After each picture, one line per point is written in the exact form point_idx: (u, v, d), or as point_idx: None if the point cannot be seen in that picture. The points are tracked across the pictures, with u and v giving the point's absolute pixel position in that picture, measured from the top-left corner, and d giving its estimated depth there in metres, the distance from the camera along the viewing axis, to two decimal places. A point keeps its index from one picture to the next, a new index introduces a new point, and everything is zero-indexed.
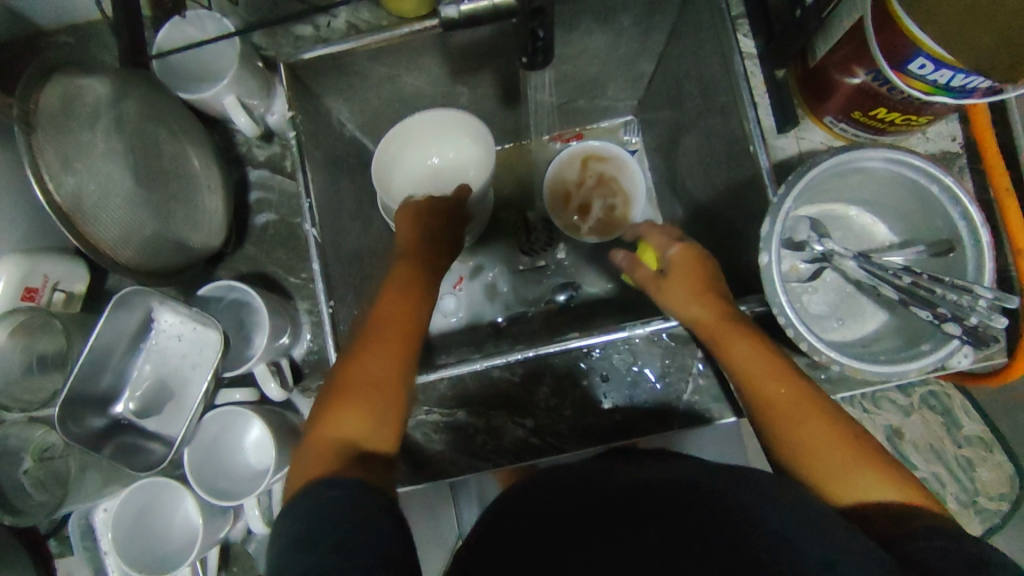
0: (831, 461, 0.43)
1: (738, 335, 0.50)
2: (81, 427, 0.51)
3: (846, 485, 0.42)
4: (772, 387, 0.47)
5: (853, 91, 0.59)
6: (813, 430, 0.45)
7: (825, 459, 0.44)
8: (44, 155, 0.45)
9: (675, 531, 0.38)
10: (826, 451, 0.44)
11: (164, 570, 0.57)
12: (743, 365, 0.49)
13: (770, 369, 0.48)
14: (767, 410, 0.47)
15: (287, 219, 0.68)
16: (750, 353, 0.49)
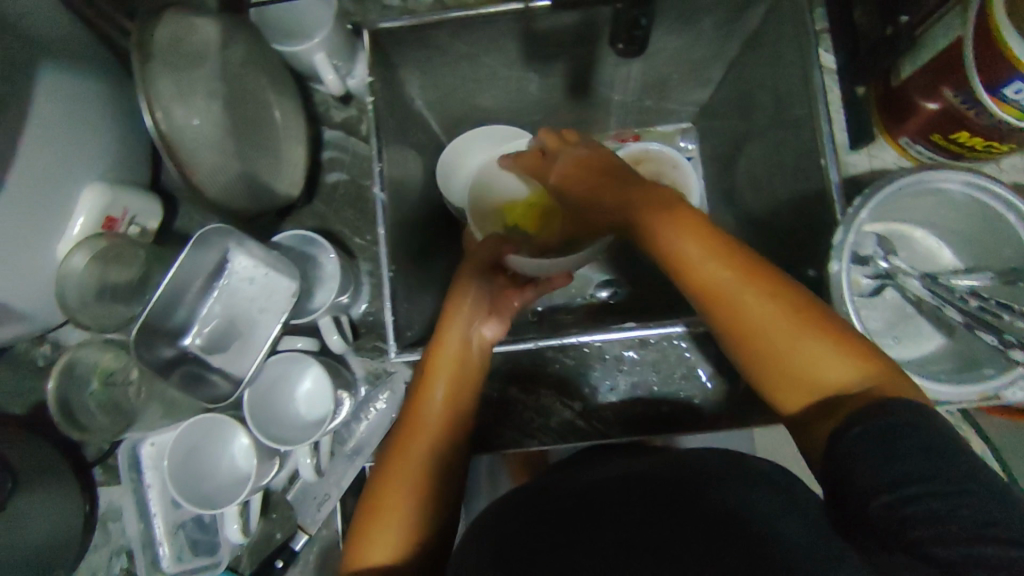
0: (781, 368, 0.39)
1: (719, 264, 0.41)
2: (152, 355, 0.53)
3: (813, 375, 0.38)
4: (745, 311, 0.40)
5: (934, 114, 0.60)
6: (788, 337, 0.39)
7: (774, 362, 0.39)
8: (155, 87, 0.45)
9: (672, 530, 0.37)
10: (781, 357, 0.39)
11: (211, 506, 0.58)
12: (716, 286, 0.40)
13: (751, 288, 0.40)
14: (726, 326, 0.40)
15: (357, 181, 0.70)
16: (723, 273, 0.40)
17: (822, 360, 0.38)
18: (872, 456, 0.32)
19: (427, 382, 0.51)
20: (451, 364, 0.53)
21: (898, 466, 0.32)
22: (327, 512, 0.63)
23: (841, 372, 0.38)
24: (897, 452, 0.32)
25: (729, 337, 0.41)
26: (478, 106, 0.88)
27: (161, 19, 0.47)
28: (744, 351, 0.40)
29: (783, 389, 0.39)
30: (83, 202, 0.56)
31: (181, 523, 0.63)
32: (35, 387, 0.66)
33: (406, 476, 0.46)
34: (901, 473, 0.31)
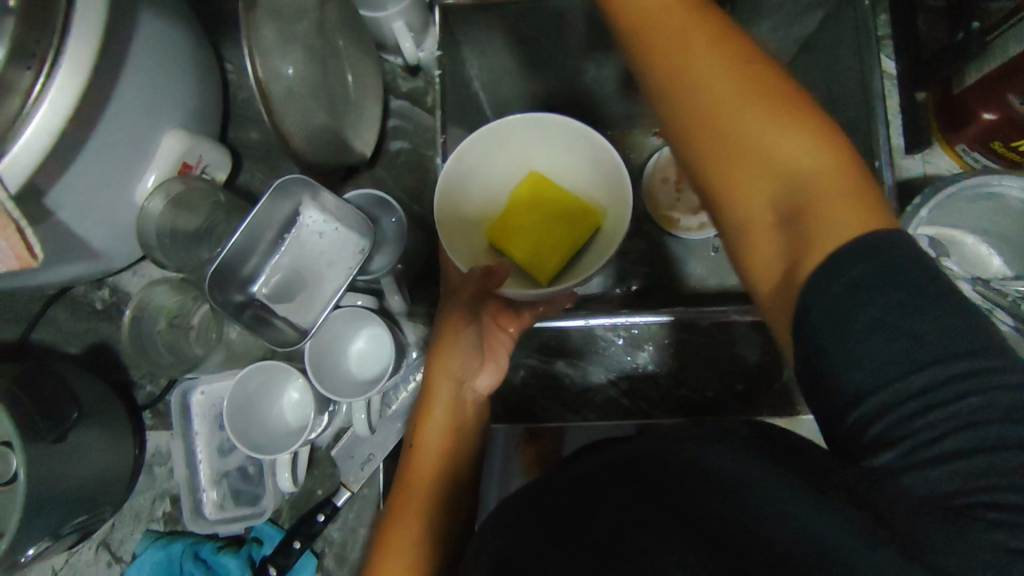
0: (742, 175, 0.34)
1: (714, 57, 0.35)
2: (224, 297, 0.55)
3: (759, 184, 0.33)
4: (711, 102, 0.34)
5: (991, 123, 0.62)
6: (739, 127, 0.33)
7: (729, 163, 0.34)
8: (258, 36, 0.47)
9: (662, 524, 0.27)
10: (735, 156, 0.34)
11: (263, 453, 0.59)
12: (691, 69, 0.35)
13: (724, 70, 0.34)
14: (687, 117, 0.35)
15: (419, 150, 0.71)
16: (706, 61, 0.35)
17: (790, 156, 0.32)
18: (854, 344, 0.27)
19: (415, 452, 0.47)
20: (441, 433, 0.47)
21: (876, 342, 0.26)
22: (369, 472, 0.63)
23: (810, 174, 0.31)
24: (879, 337, 0.26)
25: (678, 131, 0.36)
26: None
27: None
28: (709, 165, 0.35)
29: (736, 204, 0.34)
30: (162, 148, 0.57)
31: (225, 472, 0.64)
32: (91, 329, 0.67)
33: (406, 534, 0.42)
34: (878, 362, 0.26)
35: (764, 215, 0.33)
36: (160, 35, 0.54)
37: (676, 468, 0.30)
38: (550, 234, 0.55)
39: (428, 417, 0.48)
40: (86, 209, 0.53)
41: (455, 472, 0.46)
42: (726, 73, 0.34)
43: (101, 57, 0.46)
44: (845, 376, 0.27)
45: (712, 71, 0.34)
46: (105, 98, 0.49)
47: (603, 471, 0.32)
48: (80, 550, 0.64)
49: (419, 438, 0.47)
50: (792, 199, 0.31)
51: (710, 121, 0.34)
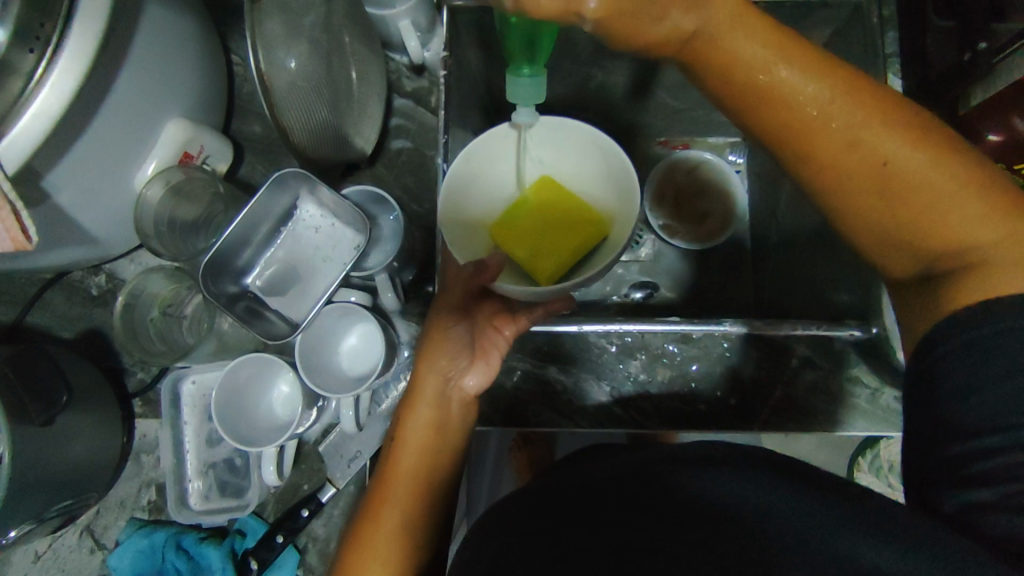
0: (936, 231, 0.37)
1: (857, 117, 0.37)
2: (217, 288, 0.55)
3: (958, 235, 0.36)
4: (858, 166, 0.38)
5: (999, 145, 0.63)
6: (926, 192, 0.37)
7: (912, 222, 0.38)
8: (263, 30, 0.47)
9: (672, 544, 0.29)
10: (927, 222, 0.37)
11: (250, 445, 0.59)
12: (822, 140, 0.38)
13: (896, 136, 0.37)
14: (832, 176, 0.39)
15: (421, 150, 0.71)
16: (856, 120, 0.37)
17: (958, 216, 0.36)
18: (980, 388, 0.32)
19: (396, 452, 0.46)
20: (426, 431, 0.47)
21: (1002, 389, 0.31)
22: (356, 469, 0.63)
23: (993, 231, 0.36)
24: (1008, 387, 0.31)
25: (828, 182, 0.39)
26: None
27: None
28: (867, 218, 0.39)
29: (905, 257, 0.39)
30: (165, 135, 0.57)
31: (212, 463, 0.63)
32: (85, 314, 0.67)
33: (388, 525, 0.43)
34: (1010, 409, 0.31)
35: (909, 258, 0.39)
36: (166, 25, 0.54)
37: (674, 492, 0.31)
38: (555, 239, 0.55)
39: (410, 417, 0.47)
40: (83, 194, 0.53)
41: (437, 475, 0.46)
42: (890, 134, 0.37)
43: (105, 44, 0.46)
44: (971, 412, 0.32)
45: (886, 138, 0.37)
46: (109, 85, 0.49)
47: (599, 491, 0.33)
48: (62, 535, 0.63)
49: (400, 440, 0.47)
50: (979, 250, 0.36)
51: (891, 186, 0.37)
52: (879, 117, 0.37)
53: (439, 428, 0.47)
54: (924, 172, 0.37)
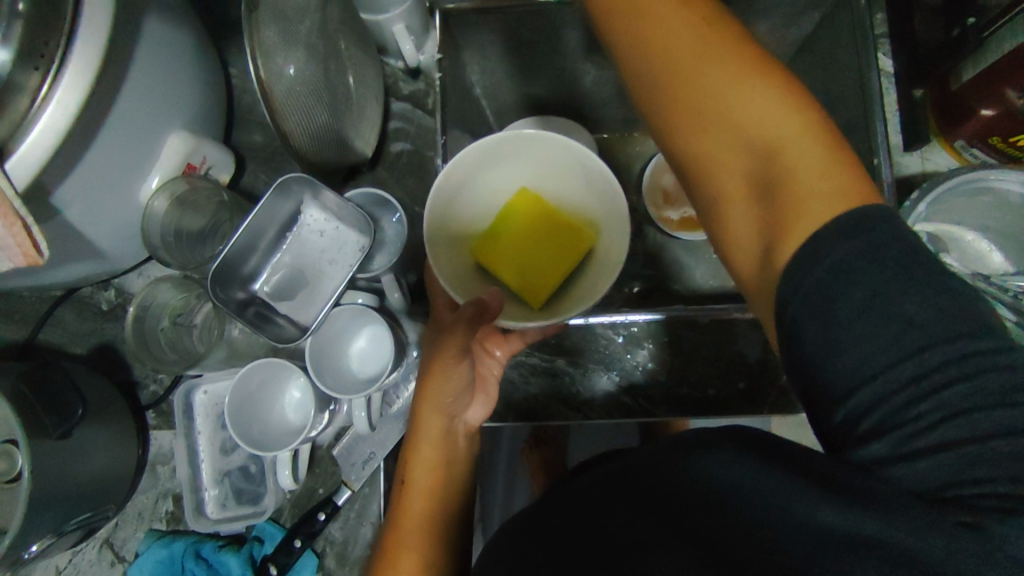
0: (754, 156, 0.32)
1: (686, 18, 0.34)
2: (226, 294, 0.55)
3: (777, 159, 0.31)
4: (686, 69, 0.33)
5: (991, 118, 0.62)
6: (742, 109, 0.32)
7: (733, 172, 0.33)
8: (261, 37, 0.48)
9: (661, 535, 0.29)
10: (744, 169, 0.32)
11: (264, 450, 0.59)
12: (666, 40, 0.34)
13: (727, 69, 0.33)
14: (659, 87, 0.35)
15: (420, 152, 0.72)
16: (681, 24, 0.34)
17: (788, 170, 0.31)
18: (838, 341, 0.27)
19: (407, 488, 0.47)
20: (434, 454, 0.48)
21: (855, 335, 0.27)
22: (371, 471, 0.63)
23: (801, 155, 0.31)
24: (865, 329, 0.27)
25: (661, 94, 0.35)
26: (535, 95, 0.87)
27: None
28: (700, 176, 0.35)
29: (739, 216, 0.33)
30: (168, 147, 0.58)
31: (228, 471, 0.64)
32: (97, 328, 0.68)
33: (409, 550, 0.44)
34: (864, 357, 0.27)
35: (753, 217, 0.32)
36: (165, 38, 0.55)
37: (676, 480, 0.30)
38: (545, 258, 0.55)
39: (412, 460, 0.48)
40: (90, 208, 0.54)
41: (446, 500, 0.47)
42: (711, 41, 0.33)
43: (108, 58, 0.47)
44: (837, 372, 0.28)
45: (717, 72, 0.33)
46: (112, 99, 0.50)
47: (615, 482, 0.34)
48: (83, 550, 0.64)
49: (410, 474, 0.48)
50: (791, 174, 0.31)
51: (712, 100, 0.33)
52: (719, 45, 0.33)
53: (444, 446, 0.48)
54: (751, 117, 0.32)
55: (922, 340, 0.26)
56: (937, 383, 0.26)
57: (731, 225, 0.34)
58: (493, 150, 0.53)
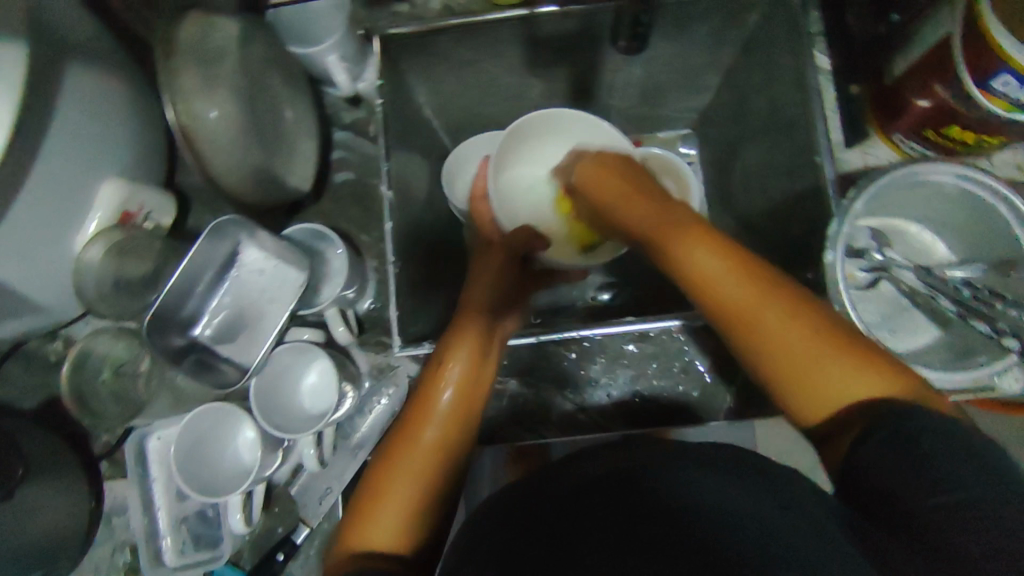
0: (811, 381, 0.38)
1: (724, 268, 0.41)
2: (163, 342, 0.55)
3: (828, 386, 0.38)
4: (742, 310, 0.40)
5: (926, 111, 0.61)
6: (822, 361, 0.38)
7: (796, 371, 0.38)
8: (177, 80, 0.48)
9: (650, 530, 0.33)
10: (804, 371, 0.38)
11: (214, 494, 0.60)
12: (716, 296, 0.40)
13: (777, 311, 0.39)
14: (729, 326, 0.40)
15: (364, 180, 0.71)
16: (715, 274, 0.41)
17: (849, 371, 0.37)
18: (910, 455, 0.33)
19: (425, 400, 0.46)
20: (459, 385, 0.47)
21: (924, 472, 0.32)
22: (329, 506, 0.64)
23: (856, 385, 0.37)
24: (938, 448, 0.32)
25: (727, 330, 0.41)
26: (483, 112, 0.87)
27: (186, 19, 0.49)
28: (755, 368, 0.40)
29: (812, 404, 0.38)
30: (101, 196, 0.57)
31: (184, 517, 0.63)
32: (47, 381, 0.67)
33: (404, 477, 0.42)
34: (927, 477, 0.32)
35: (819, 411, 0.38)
36: (90, 89, 0.54)
37: (664, 490, 0.35)
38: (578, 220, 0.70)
39: (446, 365, 0.48)
40: (20, 266, 0.53)
41: (477, 403, 0.47)
42: (729, 268, 0.41)
43: (21, 116, 0.46)
44: (907, 472, 0.32)
45: (746, 297, 0.39)
46: (32, 155, 0.49)
47: (594, 494, 0.36)
48: None
49: (430, 389, 0.47)
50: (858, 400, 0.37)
51: (769, 339, 0.39)
52: (745, 281, 0.40)
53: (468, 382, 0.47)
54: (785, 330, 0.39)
55: (985, 477, 0.31)
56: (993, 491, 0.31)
57: (802, 406, 0.39)
58: (522, 129, 0.70)
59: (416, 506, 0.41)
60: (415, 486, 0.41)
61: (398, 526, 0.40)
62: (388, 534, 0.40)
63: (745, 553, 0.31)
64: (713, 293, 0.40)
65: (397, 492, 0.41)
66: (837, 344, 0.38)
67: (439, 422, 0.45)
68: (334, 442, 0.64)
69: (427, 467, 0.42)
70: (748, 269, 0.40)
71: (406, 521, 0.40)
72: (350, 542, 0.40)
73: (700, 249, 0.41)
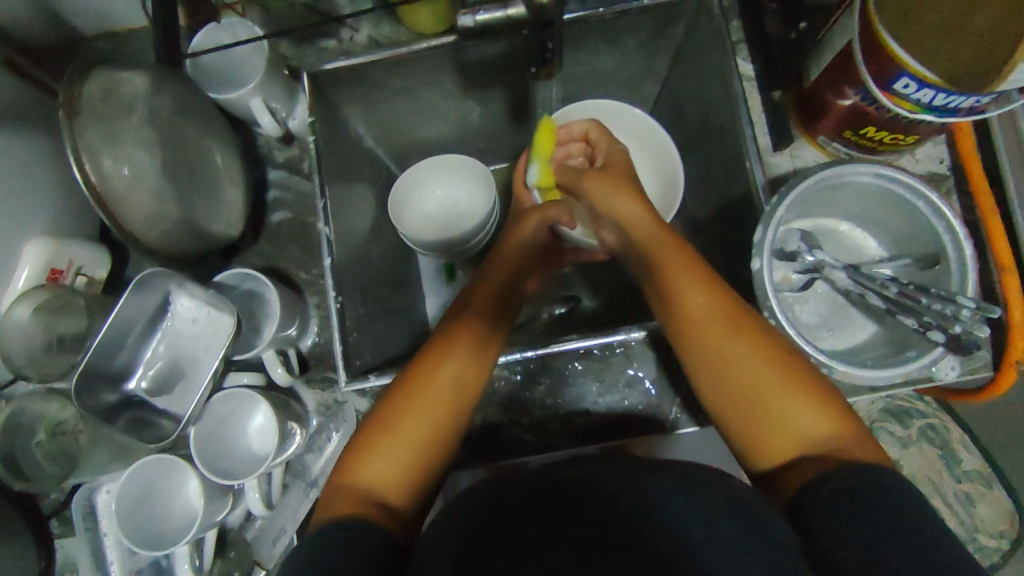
0: (780, 423, 0.48)
1: (707, 295, 0.52)
2: (94, 401, 0.56)
3: (796, 424, 0.47)
4: (730, 350, 0.50)
5: (847, 110, 0.62)
6: (767, 394, 0.48)
7: (756, 416, 0.49)
8: (85, 139, 0.49)
9: (627, 540, 0.42)
10: (772, 415, 0.48)
11: (161, 546, 0.60)
12: (700, 327, 0.52)
13: (751, 353, 0.50)
14: (717, 369, 0.50)
15: (301, 218, 0.71)
16: (689, 288, 0.52)
17: (809, 420, 0.47)
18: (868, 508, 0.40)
19: (429, 376, 0.54)
20: (463, 368, 0.55)
21: (855, 522, 0.40)
22: (283, 547, 0.63)
23: (818, 423, 0.47)
24: (891, 515, 0.39)
25: (711, 374, 0.51)
26: (424, 138, 0.87)
27: (89, 77, 0.51)
28: (726, 410, 0.50)
29: (775, 445, 0.48)
30: (26, 255, 0.58)
31: (138, 570, 0.63)
32: None
33: (409, 429, 0.52)
34: (854, 527, 0.40)
35: (784, 447, 0.47)
36: None
37: (634, 505, 0.44)
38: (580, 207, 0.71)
39: (450, 347, 0.56)
40: None
41: (473, 389, 0.55)
42: (724, 317, 0.51)
43: None
44: (862, 519, 0.40)
45: (726, 332, 0.51)
46: None
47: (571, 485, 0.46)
48: None
49: (434, 369, 0.55)
50: (812, 445, 0.47)
51: (744, 377, 0.49)
52: (732, 329, 0.51)
53: (474, 372, 0.55)
54: (771, 381, 0.49)
55: (913, 544, 0.38)
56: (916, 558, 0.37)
57: (760, 450, 0.48)
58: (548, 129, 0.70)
59: (409, 460, 0.51)
60: (418, 444, 0.51)
61: (395, 470, 0.50)
62: (386, 472, 0.50)
63: (682, 540, 0.41)
64: (691, 312, 0.52)
65: (400, 442, 0.51)
66: (799, 395, 0.48)
67: (441, 395, 0.53)
68: (286, 481, 0.64)
69: (423, 429, 0.52)
70: (741, 316, 0.51)
71: (403, 468, 0.51)
72: (357, 475, 0.50)
73: (691, 292, 0.52)
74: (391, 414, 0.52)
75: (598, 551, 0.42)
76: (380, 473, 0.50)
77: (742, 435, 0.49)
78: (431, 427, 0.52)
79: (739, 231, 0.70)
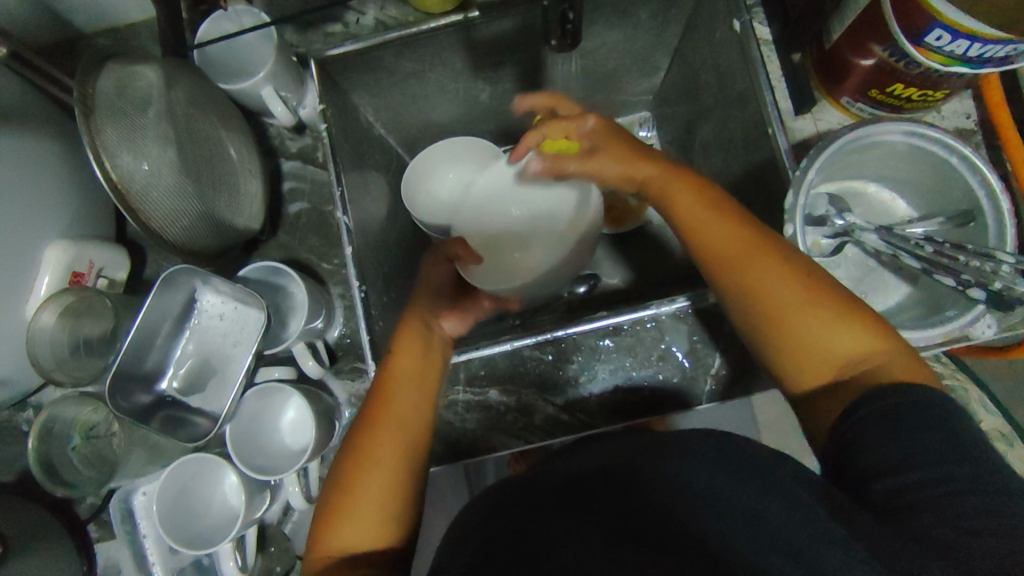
0: (812, 344, 0.46)
1: (723, 229, 0.51)
2: (128, 402, 0.56)
3: (833, 347, 0.45)
4: (762, 270, 0.49)
5: (872, 69, 0.60)
6: (799, 320, 0.46)
7: (797, 341, 0.47)
8: (101, 136, 0.48)
9: (644, 520, 0.40)
10: (816, 340, 0.46)
11: (203, 544, 0.60)
12: (709, 242, 0.52)
13: (780, 277, 0.48)
14: (747, 293, 0.49)
15: (319, 208, 0.70)
16: (716, 222, 0.52)
17: (847, 338, 0.45)
18: (911, 438, 0.38)
19: (382, 411, 0.51)
20: (407, 400, 0.52)
21: (896, 451, 0.38)
22: None
23: (857, 347, 0.45)
24: (929, 436, 0.37)
25: (740, 296, 0.49)
26: (433, 120, 0.85)
27: (103, 72, 0.50)
28: (763, 334, 0.48)
29: (813, 366, 0.46)
30: (47, 259, 0.56)
31: (180, 569, 0.63)
32: (17, 455, 0.65)
33: (375, 477, 0.48)
34: (898, 458, 0.38)
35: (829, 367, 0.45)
36: (19, 154, 0.53)
37: (651, 485, 0.42)
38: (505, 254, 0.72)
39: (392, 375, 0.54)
40: None
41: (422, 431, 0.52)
42: (745, 243, 0.50)
43: None
44: (908, 451, 0.37)
45: (784, 290, 0.47)
46: None
47: (587, 480, 0.45)
48: None
49: (376, 405, 0.52)
50: (861, 368, 0.44)
51: (771, 302, 0.48)
52: (784, 271, 0.48)
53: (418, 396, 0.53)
54: (799, 296, 0.47)
55: (958, 461, 0.36)
56: (973, 483, 0.35)
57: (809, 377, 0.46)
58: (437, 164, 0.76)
59: (385, 511, 0.47)
60: (387, 482, 0.48)
61: (374, 517, 0.47)
62: (361, 528, 0.46)
63: (701, 513, 0.39)
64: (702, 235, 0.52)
65: (368, 498, 0.47)
66: (838, 318, 0.46)
67: (395, 432, 0.50)
68: (322, 474, 0.64)
69: (387, 475, 0.48)
70: (760, 244, 0.50)
71: (380, 513, 0.47)
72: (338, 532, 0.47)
73: (729, 234, 0.51)
74: (353, 462, 0.49)
75: (630, 544, 0.39)
76: (355, 528, 0.46)
77: (775, 360, 0.48)
78: (398, 460, 0.49)
79: (766, 198, 0.69)
